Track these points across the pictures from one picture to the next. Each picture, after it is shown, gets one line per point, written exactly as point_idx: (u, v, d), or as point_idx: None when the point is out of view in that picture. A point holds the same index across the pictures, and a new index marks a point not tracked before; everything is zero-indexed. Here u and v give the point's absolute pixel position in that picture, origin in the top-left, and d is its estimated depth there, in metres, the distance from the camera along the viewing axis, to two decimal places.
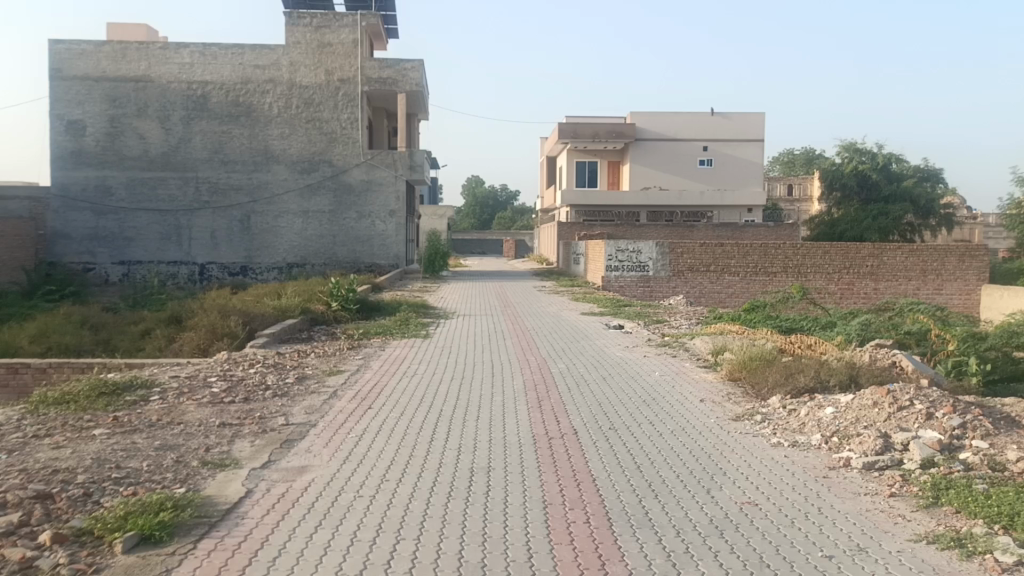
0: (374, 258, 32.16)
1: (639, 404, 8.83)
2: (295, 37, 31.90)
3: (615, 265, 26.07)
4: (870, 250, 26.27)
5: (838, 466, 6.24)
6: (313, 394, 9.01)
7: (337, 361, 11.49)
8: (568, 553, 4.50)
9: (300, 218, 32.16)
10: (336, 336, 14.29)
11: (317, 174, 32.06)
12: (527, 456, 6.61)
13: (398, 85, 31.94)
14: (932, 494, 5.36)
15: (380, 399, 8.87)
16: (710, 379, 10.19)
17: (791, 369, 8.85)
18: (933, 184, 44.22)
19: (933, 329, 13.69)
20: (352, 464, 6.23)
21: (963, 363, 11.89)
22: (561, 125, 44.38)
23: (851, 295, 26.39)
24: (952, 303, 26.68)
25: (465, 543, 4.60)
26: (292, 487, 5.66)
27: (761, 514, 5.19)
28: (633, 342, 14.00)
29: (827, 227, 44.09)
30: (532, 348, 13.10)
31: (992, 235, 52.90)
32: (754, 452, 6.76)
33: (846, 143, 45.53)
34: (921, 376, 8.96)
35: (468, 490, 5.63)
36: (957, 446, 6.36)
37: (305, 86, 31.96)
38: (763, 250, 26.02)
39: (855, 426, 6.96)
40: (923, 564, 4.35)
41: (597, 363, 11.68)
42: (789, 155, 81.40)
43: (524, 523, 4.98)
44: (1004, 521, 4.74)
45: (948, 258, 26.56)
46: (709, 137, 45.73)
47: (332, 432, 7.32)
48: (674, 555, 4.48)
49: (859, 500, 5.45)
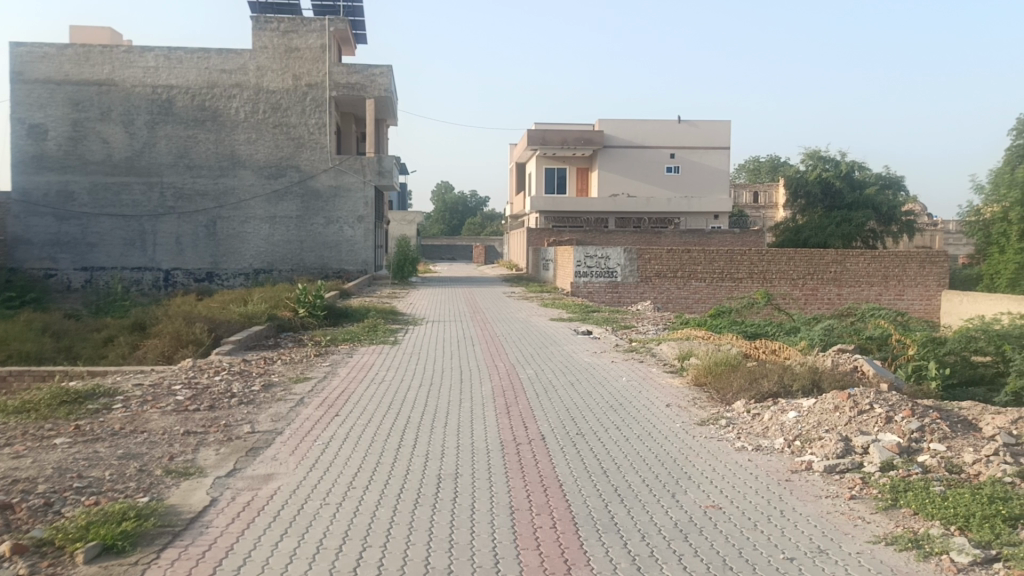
0: (342, 264, 32.05)
1: (606, 408, 8.89)
2: (262, 41, 31.64)
3: (583, 271, 26.08)
4: (834, 257, 26.73)
5: (800, 469, 6.33)
6: (278, 402, 8.92)
7: (303, 368, 11.38)
8: (534, 557, 4.53)
9: (267, 223, 31.86)
10: (303, 342, 14.20)
11: (284, 179, 31.78)
12: (494, 459, 6.67)
13: (367, 90, 31.98)
14: (891, 496, 5.46)
15: (347, 406, 8.82)
16: (677, 384, 10.29)
17: (756, 374, 8.99)
18: (894, 191, 45.02)
19: (892, 334, 13.84)
20: (319, 472, 6.21)
21: (922, 367, 12.10)
22: (530, 132, 44.53)
23: (815, 301, 26.80)
24: (913, 309, 27.19)
25: (433, 550, 4.61)
26: (257, 496, 5.61)
27: (724, 518, 5.24)
28: (601, 347, 14.08)
29: (792, 234, 44.61)
30: (500, 354, 13.14)
31: (952, 241, 53.86)
32: (718, 456, 6.84)
33: (810, 151, 45.95)
34: (882, 380, 9.17)
35: (435, 497, 5.63)
36: (915, 449, 6.49)
37: (272, 91, 31.71)
38: (729, 256, 26.32)
39: (816, 430, 7.06)
40: (882, 565, 4.43)
41: (565, 369, 11.70)
42: (754, 162, 82.65)
43: (491, 528, 5.00)
44: (960, 522, 4.84)
45: (909, 265, 27.07)
46: (676, 145, 46.18)
47: (299, 439, 7.28)
48: (639, 559, 4.52)
49: (820, 502, 5.55)
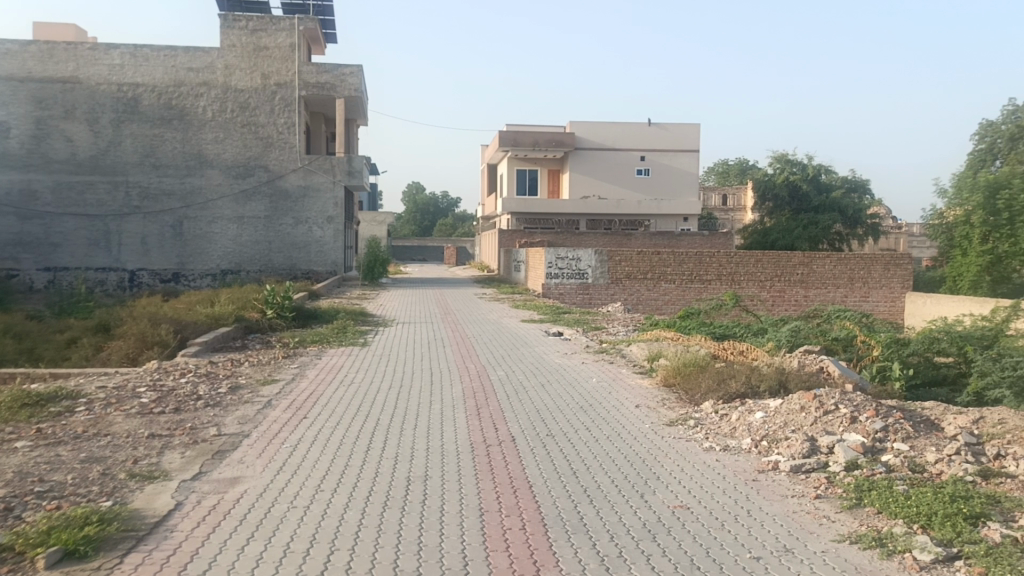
0: (311, 265, 31.82)
1: (576, 409, 8.92)
2: (230, 40, 31.33)
3: (554, 273, 26.15)
4: (801, 259, 27.07)
5: (767, 469, 6.38)
6: (245, 404, 8.83)
7: (271, 369, 11.28)
8: (502, 559, 4.52)
9: (235, 224, 31.54)
10: (271, 343, 14.08)
11: (253, 178, 31.49)
12: (464, 461, 6.65)
13: (336, 90, 31.80)
14: (855, 495, 5.53)
15: (315, 408, 8.75)
16: (646, 385, 10.34)
17: (724, 375, 9.07)
18: (859, 194, 45.69)
19: (858, 335, 14.03)
20: (287, 475, 6.15)
21: (886, 368, 12.29)
22: (501, 133, 44.54)
23: (782, 302, 27.13)
24: (877, 310, 27.61)
25: (401, 552, 4.59)
26: (223, 499, 5.54)
27: (692, 518, 5.27)
28: (571, 349, 14.12)
29: (760, 236, 45.12)
30: (471, 356, 13.13)
31: (916, 244, 54.77)
32: (686, 456, 6.88)
33: (777, 154, 46.49)
34: (846, 381, 9.29)
35: (404, 499, 5.60)
36: (879, 448, 6.58)
37: (241, 90, 31.40)
38: (698, 258, 26.54)
39: (782, 430, 7.13)
40: (846, 563, 4.49)
41: (536, 370, 11.72)
42: (723, 165, 83.42)
43: (460, 530, 4.98)
44: (922, 521, 4.91)
45: (874, 267, 27.47)
46: (646, 147, 46.46)
47: (266, 442, 7.21)
48: (607, 559, 4.53)
49: (786, 501, 5.60)
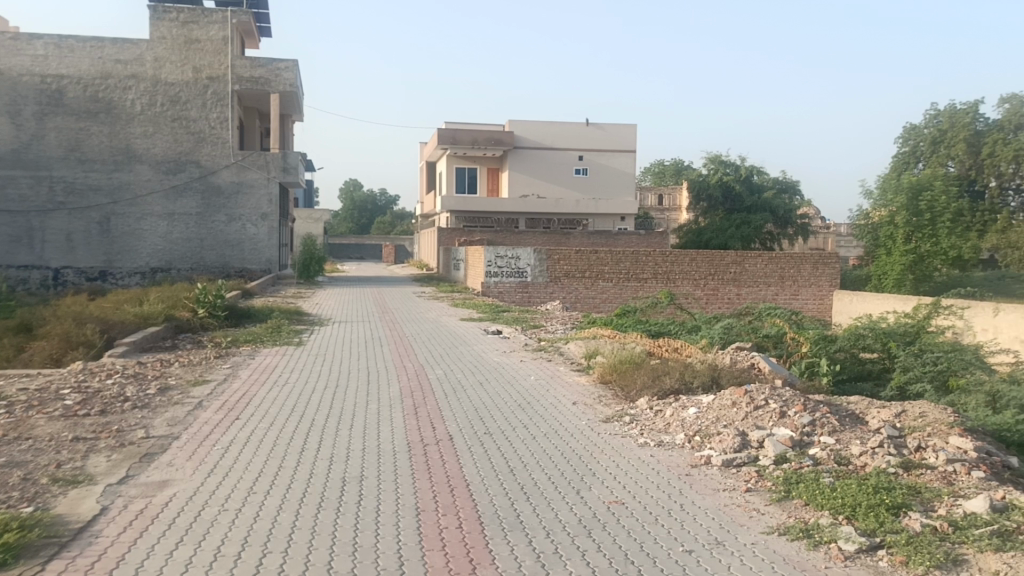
0: (244, 263, 31.23)
1: (514, 408, 8.94)
2: (160, 32, 30.49)
3: (494, 271, 26.10)
4: (734, 258, 27.61)
5: (700, 463, 6.50)
6: (175, 405, 8.61)
7: (203, 370, 11.03)
8: (439, 558, 4.50)
9: (165, 220, 30.74)
10: (203, 343, 13.77)
11: (184, 174, 30.73)
12: (401, 461, 6.61)
13: (270, 85, 31.25)
14: (784, 488, 5.67)
15: (248, 409, 8.58)
16: (583, 382, 10.43)
17: (659, 371, 9.20)
18: (790, 195, 46.84)
19: (788, 332, 14.38)
20: (218, 477, 6.02)
21: (814, 364, 12.64)
22: (439, 131, 44.35)
23: (716, 300, 27.64)
24: (806, 308, 28.35)
25: (336, 554, 4.54)
26: (152, 503, 5.39)
27: (626, 513, 5.34)
28: (509, 347, 14.14)
29: (695, 235, 45.95)
30: (409, 355, 13.06)
31: (843, 243, 56.44)
32: (622, 452, 6.96)
33: (711, 155, 47.33)
34: (776, 376, 9.52)
35: (339, 500, 5.54)
36: (807, 442, 6.75)
37: (171, 83, 30.59)
38: (635, 257, 26.87)
39: (715, 425, 7.27)
40: (774, 554, 4.60)
41: (474, 368, 11.72)
42: (659, 165, 84.68)
43: (396, 530, 4.94)
44: (847, 512, 5.06)
45: (803, 266, 28.21)
46: (584, 147, 46.81)
47: (196, 444, 7.04)
48: (543, 556, 4.55)
49: (718, 495, 5.71)
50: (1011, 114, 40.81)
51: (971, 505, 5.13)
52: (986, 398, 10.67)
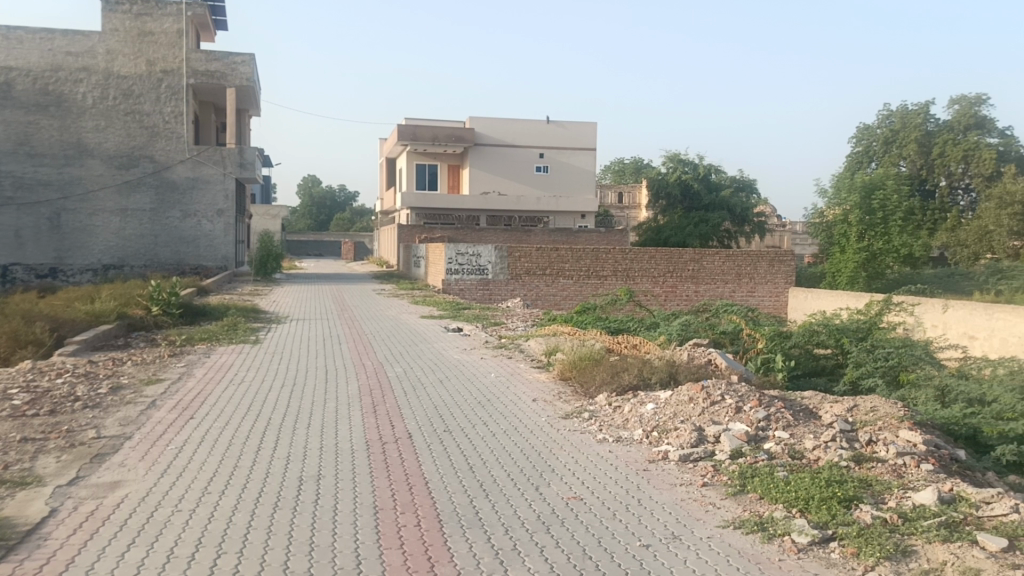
0: (200, 260, 30.75)
1: (474, 405, 8.93)
2: (112, 24, 29.86)
3: (455, 268, 25.91)
4: (692, 255, 27.91)
5: (657, 458, 6.56)
6: (128, 405, 8.45)
7: (156, 368, 10.84)
8: (397, 556, 4.48)
9: (118, 216, 30.14)
10: (156, 341, 13.54)
11: (137, 169, 30.14)
12: (359, 460, 6.56)
13: (227, 79, 30.78)
14: (740, 482, 5.75)
15: (203, 408, 8.45)
16: (543, 379, 10.47)
17: (618, 367, 9.26)
18: (747, 194, 47.43)
19: (744, 329, 14.57)
20: (172, 478, 5.92)
21: (770, 360, 12.84)
22: (400, 127, 44.11)
23: (674, 297, 27.92)
24: (763, 305, 28.74)
25: (291, 553, 4.49)
26: (102, 505, 5.28)
27: (585, 508, 5.37)
28: (469, 345, 14.13)
29: (654, 233, 46.34)
30: (368, 352, 12.97)
31: (799, 241, 57.36)
32: (580, 448, 7.00)
33: (671, 154, 47.72)
34: (732, 372, 9.65)
35: (296, 499, 5.47)
36: (762, 437, 6.85)
37: (124, 76, 29.98)
38: (595, 254, 27.02)
39: (672, 421, 7.35)
40: (729, 548, 4.66)
41: (434, 366, 11.68)
42: (619, 164, 85.18)
43: (353, 529, 4.91)
44: (801, 505, 5.14)
45: (759, 263, 28.58)
46: (544, 145, 46.89)
47: (150, 444, 6.92)
48: (501, 553, 4.55)
49: (675, 490, 5.76)
50: (960, 115, 41.90)
51: (919, 498, 5.25)
52: (936, 393, 10.91)
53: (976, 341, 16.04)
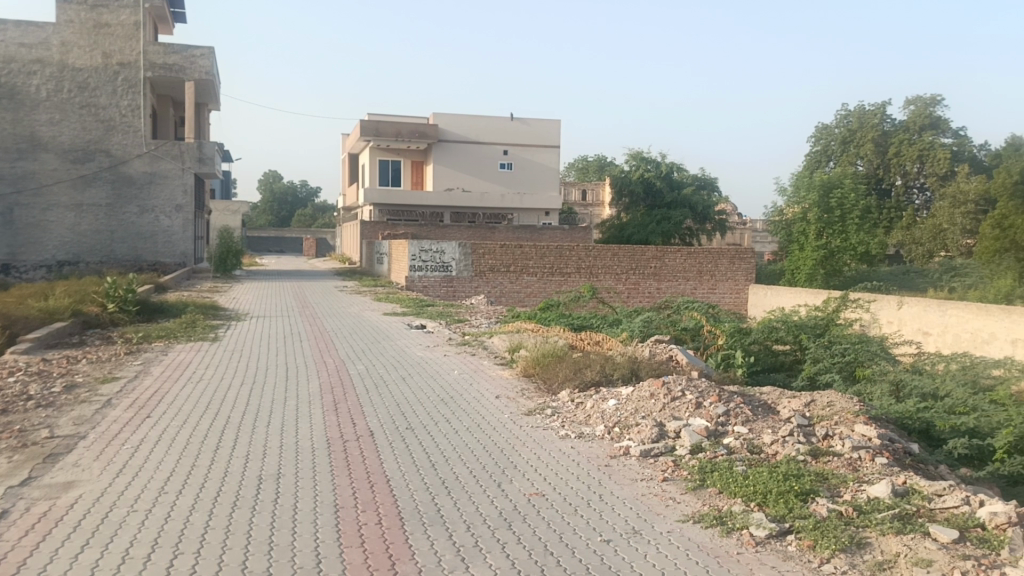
0: (158, 256, 30.23)
1: (437, 402, 8.90)
2: (67, 15, 29.21)
3: (418, 265, 25.87)
4: (654, 253, 28.14)
5: (618, 454, 6.60)
6: (83, 404, 8.28)
7: (112, 367, 10.64)
8: (357, 555, 4.46)
9: (73, 211, 29.53)
10: (112, 339, 13.29)
11: (93, 164, 29.54)
12: (320, 458, 6.50)
13: (185, 72, 30.29)
14: (699, 477, 5.81)
15: (160, 406, 8.31)
16: (506, 376, 10.47)
17: (580, 364, 9.29)
18: (708, 191, 47.88)
19: (705, 325, 14.70)
20: (128, 478, 5.81)
21: (730, 356, 13.00)
22: (362, 122, 43.78)
23: (636, 294, 28.14)
24: (723, 302, 29.02)
25: (250, 553, 4.44)
26: (56, 505, 5.17)
27: (547, 505, 5.38)
28: (433, 342, 14.09)
29: (617, 231, 46.59)
30: (329, 350, 12.86)
31: (759, 239, 58.09)
32: (543, 445, 7.01)
33: (633, 151, 47.98)
34: (693, 368, 9.75)
35: (255, 498, 5.41)
36: (722, 432, 6.91)
37: (79, 69, 29.35)
38: (559, 251, 27.10)
39: (634, 416, 7.40)
40: (689, 542, 4.70)
41: (396, 363, 11.61)
42: (583, 161, 85.44)
43: (313, 528, 4.86)
44: (758, 499, 5.21)
45: (720, 260, 28.85)
46: (508, 142, 46.89)
47: (105, 443, 6.79)
48: (463, 550, 4.55)
49: (636, 485, 5.81)
50: (916, 116, 42.82)
51: (875, 491, 5.34)
52: (891, 388, 11.13)
53: (930, 337, 16.38)
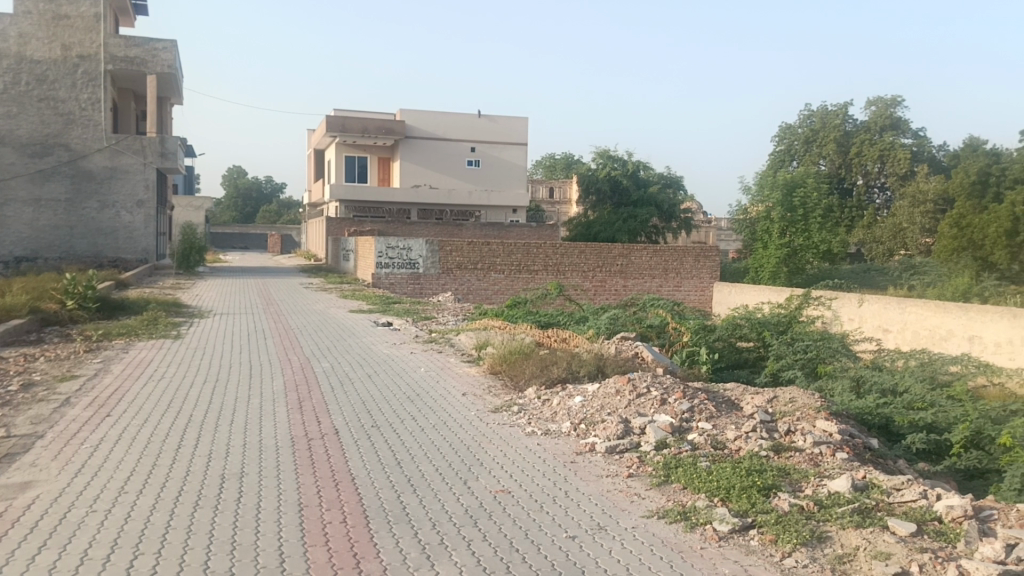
0: (119, 252, 29.71)
1: (403, 399, 8.85)
2: (25, 6, 28.61)
3: (385, 262, 25.82)
4: (620, 250, 28.31)
5: (584, 451, 6.63)
6: (41, 402, 8.13)
7: (71, 365, 10.46)
8: (322, 553, 4.43)
9: (31, 207, 28.95)
10: (71, 336, 13.06)
11: (51, 158, 28.97)
12: (284, 457, 6.44)
13: (147, 66, 29.82)
14: (664, 472, 5.86)
15: (121, 405, 8.18)
16: (473, 373, 10.46)
17: (547, 361, 9.32)
18: (674, 190, 48.25)
19: (670, 322, 14.81)
20: (87, 477, 5.72)
21: (695, 353, 13.14)
22: (328, 118, 43.44)
23: (603, 292, 28.28)
24: (689, 299, 29.23)
25: (212, 553, 4.40)
26: (12, 507, 5.08)
27: (512, 501, 5.39)
28: (399, 339, 14.01)
29: (584, 228, 46.74)
30: (294, 347, 12.74)
31: (724, 237, 58.69)
32: (509, 442, 7.02)
33: (600, 150, 48.17)
34: (658, 365, 9.82)
35: (217, 498, 5.36)
36: (686, 428, 6.98)
37: (37, 61, 28.76)
38: (526, 249, 27.13)
39: (599, 413, 7.44)
40: (653, 537, 4.74)
41: (362, 360, 11.54)
42: (550, 159, 85.61)
43: (277, 527, 4.82)
44: (722, 494, 5.27)
45: (686, 258, 29.04)
46: (476, 139, 46.83)
47: (63, 443, 6.67)
48: (429, 548, 4.54)
49: (601, 481, 5.84)
50: (877, 116, 43.51)
51: (835, 485, 5.43)
52: (852, 383, 11.31)
53: (890, 334, 16.67)
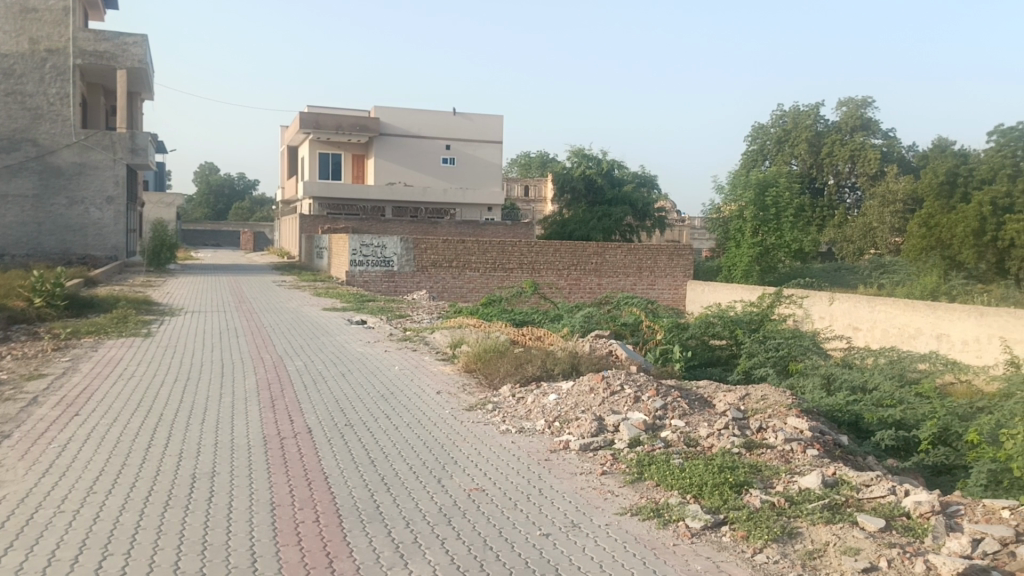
0: (88, 249, 29.29)
1: (376, 398, 8.81)
2: None
3: (359, 260, 25.75)
4: (595, 249, 28.42)
5: (558, 448, 6.64)
6: (7, 402, 8.00)
7: (38, 363, 10.29)
8: (294, 553, 4.40)
9: None
10: (39, 335, 12.87)
11: (19, 153, 28.49)
12: (256, 456, 6.39)
13: (117, 60, 29.48)
14: (638, 470, 5.89)
15: (89, 404, 8.07)
16: (447, 371, 10.44)
17: (521, 359, 9.33)
18: (648, 189, 48.49)
19: (644, 321, 14.88)
20: (54, 478, 5.63)
21: (668, 351, 13.23)
22: (302, 115, 43.14)
23: (578, 290, 28.35)
24: (663, 297, 29.35)
25: (183, 553, 4.36)
26: None
27: (486, 500, 5.39)
28: (373, 337, 13.95)
29: (559, 226, 46.82)
30: (267, 345, 12.63)
31: (697, 236, 59.08)
32: (483, 440, 7.01)
33: (575, 148, 48.28)
34: (632, 363, 9.88)
35: (188, 497, 5.30)
36: (659, 425, 7.02)
37: (4, 54, 28.25)
38: (501, 247, 27.13)
39: (573, 411, 7.47)
40: (626, 535, 4.76)
41: (335, 359, 11.47)
42: (525, 158, 85.72)
43: (249, 527, 4.78)
44: (694, 491, 5.31)
45: (659, 257, 29.19)
46: (451, 136, 46.75)
47: (30, 442, 6.56)
48: (402, 546, 4.53)
49: (575, 479, 5.86)
50: (847, 117, 44.04)
51: (805, 481, 5.49)
52: (822, 381, 11.43)
53: (860, 332, 16.87)
